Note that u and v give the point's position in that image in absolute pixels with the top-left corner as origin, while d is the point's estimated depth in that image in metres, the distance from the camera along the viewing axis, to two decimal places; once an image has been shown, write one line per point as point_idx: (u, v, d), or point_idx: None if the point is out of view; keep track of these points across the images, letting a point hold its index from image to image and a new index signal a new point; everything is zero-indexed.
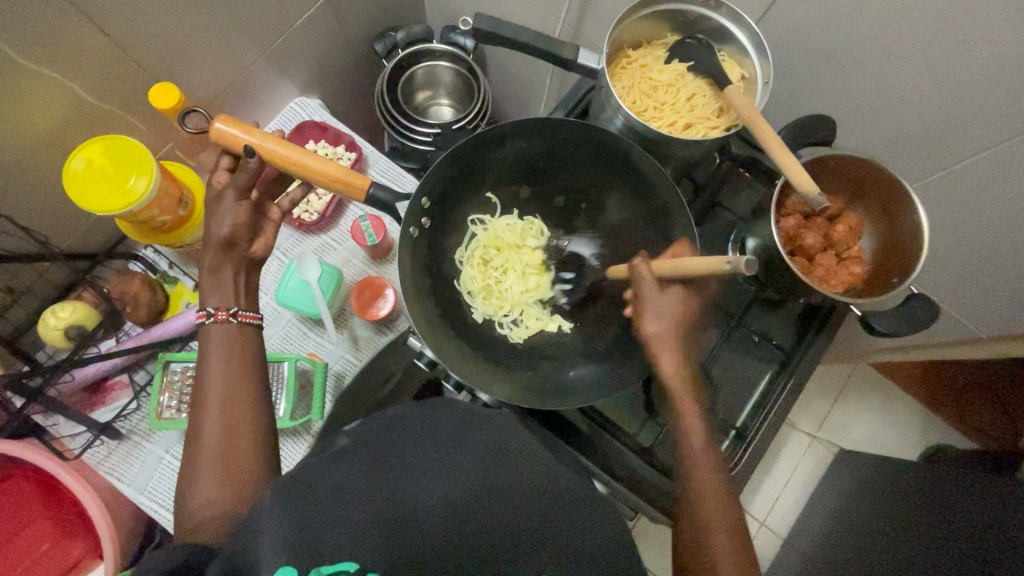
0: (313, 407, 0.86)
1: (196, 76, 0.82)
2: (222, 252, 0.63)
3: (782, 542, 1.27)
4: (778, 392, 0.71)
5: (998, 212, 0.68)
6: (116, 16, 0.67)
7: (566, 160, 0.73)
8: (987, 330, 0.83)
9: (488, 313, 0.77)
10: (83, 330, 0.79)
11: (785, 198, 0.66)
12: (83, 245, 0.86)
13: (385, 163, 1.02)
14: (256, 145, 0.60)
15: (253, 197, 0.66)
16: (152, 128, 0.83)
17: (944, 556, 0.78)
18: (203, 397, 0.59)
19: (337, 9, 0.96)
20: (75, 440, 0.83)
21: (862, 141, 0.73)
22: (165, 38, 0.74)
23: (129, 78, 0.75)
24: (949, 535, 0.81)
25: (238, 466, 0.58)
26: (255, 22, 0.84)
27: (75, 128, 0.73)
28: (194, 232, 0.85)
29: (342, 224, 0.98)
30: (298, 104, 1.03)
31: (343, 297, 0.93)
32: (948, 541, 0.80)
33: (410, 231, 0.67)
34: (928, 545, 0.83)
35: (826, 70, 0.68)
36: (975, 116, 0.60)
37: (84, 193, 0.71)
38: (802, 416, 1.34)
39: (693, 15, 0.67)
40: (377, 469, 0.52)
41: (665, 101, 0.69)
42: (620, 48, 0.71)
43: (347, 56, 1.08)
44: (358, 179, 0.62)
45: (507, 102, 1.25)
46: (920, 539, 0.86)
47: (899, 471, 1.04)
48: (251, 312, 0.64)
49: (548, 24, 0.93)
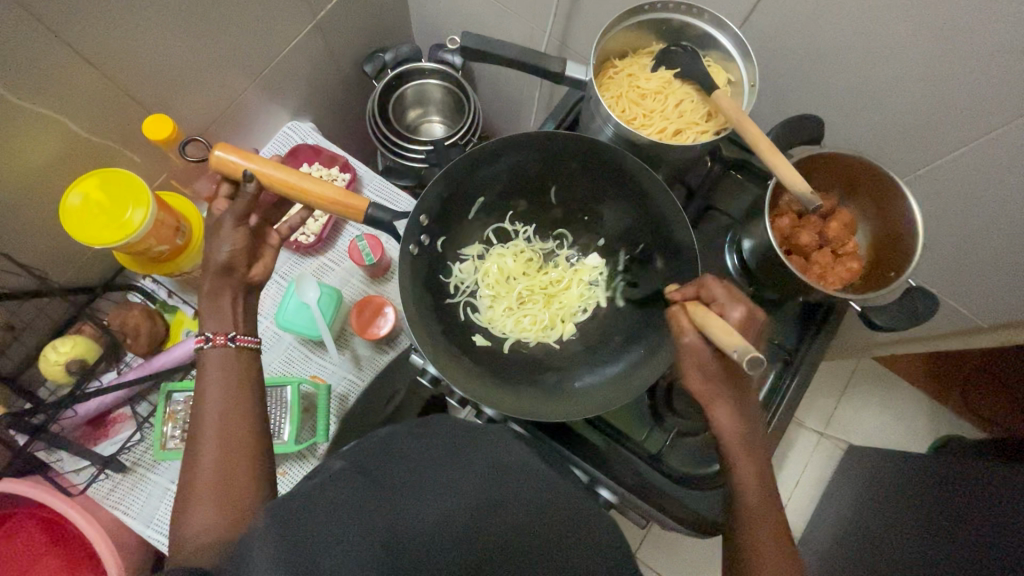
0: (317, 430, 0.86)
1: (189, 105, 0.83)
2: (220, 276, 0.63)
3: (796, 543, 1.28)
4: (782, 392, 0.71)
5: (989, 204, 0.68)
6: (106, 51, 0.68)
7: (562, 171, 0.74)
8: (986, 319, 0.84)
9: (484, 272, 0.80)
10: (84, 365, 0.78)
11: (776, 199, 0.67)
12: (82, 279, 0.86)
13: (380, 182, 1.03)
14: (257, 170, 0.61)
15: (252, 223, 0.66)
16: (146, 158, 0.83)
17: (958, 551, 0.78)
18: (201, 423, 0.59)
19: (325, 32, 0.97)
20: (80, 475, 0.83)
21: (850, 138, 0.74)
22: (156, 70, 0.75)
23: (121, 110, 0.75)
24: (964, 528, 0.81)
25: (237, 491, 0.58)
26: (244, 49, 0.85)
27: (70, 162, 0.73)
28: (192, 260, 0.85)
29: (339, 244, 0.98)
30: (291, 128, 1.04)
31: (344, 317, 0.93)
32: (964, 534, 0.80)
33: (410, 249, 0.67)
34: (944, 538, 0.83)
35: (811, 69, 0.69)
36: (959, 108, 0.61)
37: (82, 228, 0.71)
38: (808, 415, 1.35)
39: (677, 23, 0.68)
40: (380, 493, 0.52)
41: (654, 108, 0.69)
42: (606, 60, 0.72)
43: (338, 79, 1.10)
44: (355, 200, 0.63)
45: (497, 116, 1.27)
46: (933, 533, 0.86)
47: (912, 465, 1.03)
48: (249, 335, 0.64)
49: (534, 38, 0.94)
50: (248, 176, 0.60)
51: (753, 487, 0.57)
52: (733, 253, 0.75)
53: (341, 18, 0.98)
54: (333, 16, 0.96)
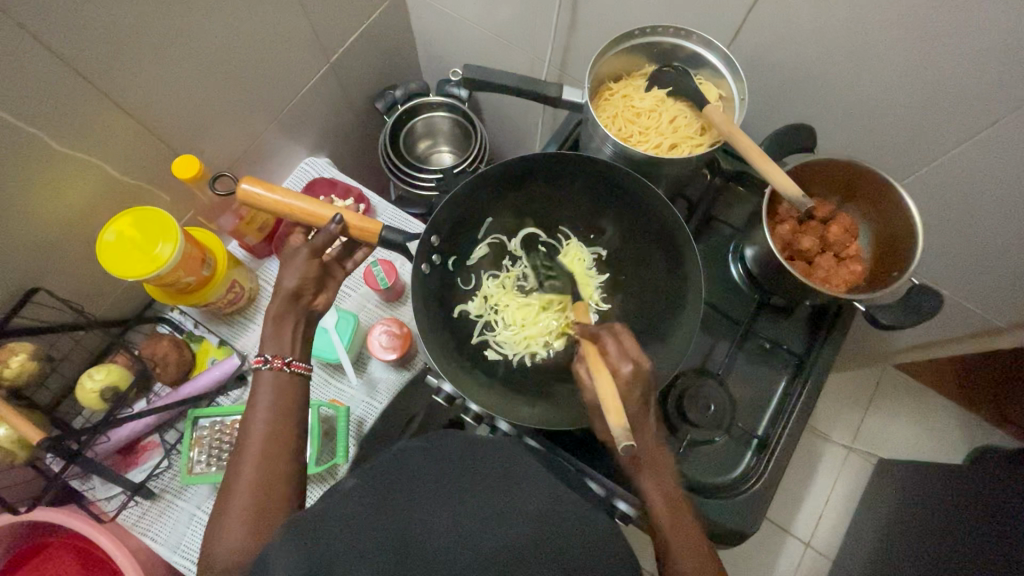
0: (337, 452, 0.87)
1: (214, 145, 0.89)
2: (283, 302, 0.67)
3: (830, 563, 1.24)
4: (795, 397, 0.71)
5: (987, 202, 0.69)
6: (140, 99, 0.74)
7: (564, 189, 0.77)
8: (1003, 319, 0.83)
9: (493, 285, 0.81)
10: (117, 391, 0.82)
11: (775, 207, 0.69)
12: (116, 311, 0.90)
13: (392, 210, 1.07)
14: (347, 218, 0.66)
15: (325, 258, 0.70)
16: (175, 197, 0.89)
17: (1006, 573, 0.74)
18: (246, 442, 0.62)
19: (338, 72, 1.03)
20: (111, 502, 0.85)
21: (845, 145, 0.76)
22: (184, 113, 0.81)
23: (151, 151, 0.80)
24: (1008, 540, 0.79)
25: (269, 509, 0.59)
26: (264, 91, 0.91)
27: (106, 202, 0.79)
28: (218, 290, 0.89)
29: (355, 271, 1.02)
30: (309, 163, 1.10)
31: (361, 340, 0.96)
32: (1010, 555, 0.76)
33: (422, 268, 0.71)
34: (989, 561, 0.79)
35: (800, 81, 0.72)
36: (947, 110, 0.63)
37: (116, 263, 0.75)
38: (833, 428, 1.33)
39: (667, 46, 0.71)
40: (397, 503, 0.53)
41: (649, 125, 0.72)
42: (601, 83, 0.75)
43: (352, 116, 1.16)
44: (372, 225, 0.67)
45: (504, 144, 1.32)
46: (978, 550, 0.82)
47: (947, 477, 1.00)
48: (303, 361, 0.67)
49: (535, 68, 0.99)
50: (339, 221, 0.65)
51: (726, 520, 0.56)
52: (737, 262, 0.76)
53: (353, 59, 1.05)
54: (345, 57, 1.03)
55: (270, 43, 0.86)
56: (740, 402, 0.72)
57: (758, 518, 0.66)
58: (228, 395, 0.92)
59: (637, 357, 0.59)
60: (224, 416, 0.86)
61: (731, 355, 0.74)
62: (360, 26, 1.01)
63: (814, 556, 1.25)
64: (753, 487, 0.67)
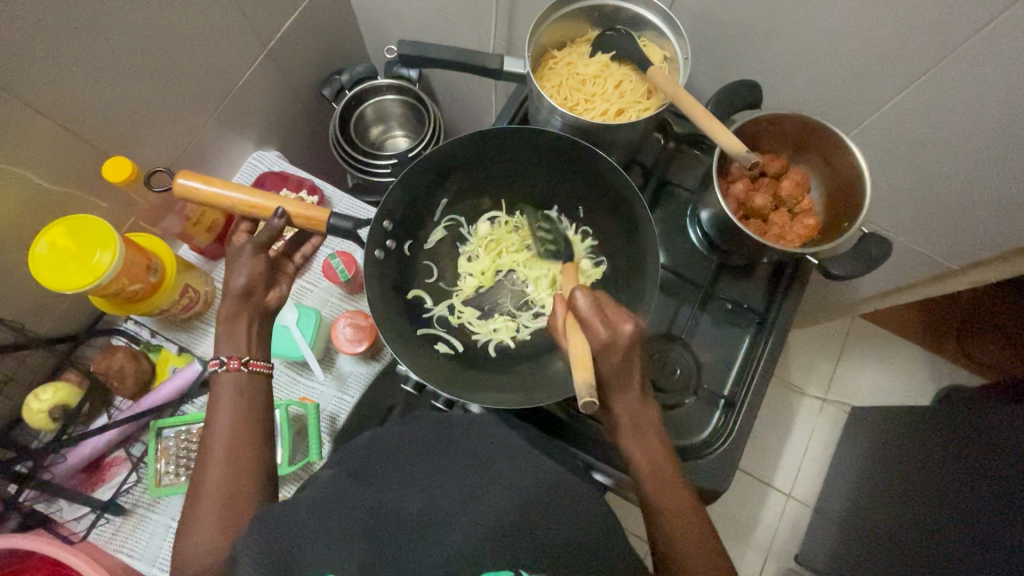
0: (310, 449, 0.86)
1: (150, 145, 0.85)
2: (231, 306, 0.64)
3: (811, 511, 1.28)
4: (758, 354, 0.72)
5: (932, 148, 0.70)
6: (62, 103, 0.69)
7: (515, 166, 0.75)
8: (958, 262, 0.85)
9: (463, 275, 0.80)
10: (67, 410, 0.79)
11: (727, 167, 0.68)
12: (61, 328, 0.86)
13: (348, 200, 1.04)
14: (290, 210, 0.64)
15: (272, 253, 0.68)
16: (115, 203, 0.84)
17: (996, 508, 0.76)
18: (210, 445, 0.60)
19: (276, 59, 0.99)
20: (80, 522, 0.83)
21: (793, 100, 0.76)
22: (113, 115, 0.76)
23: (82, 157, 0.76)
24: (978, 478, 0.81)
25: (239, 512, 0.57)
26: (198, 85, 0.87)
27: (37, 213, 0.74)
28: (169, 296, 0.86)
29: (314, 266, 1.00)
30: (256, 158, 1.07)
31: (325, 336, 0.94)
32: (992, 488, 0.78)
33: (375, 253, 0.69)
34: (974, 496, 0.81)
35: (745, 38, 0.71)
36: (888, 57, 0.63)
37: (51, 276, 0.72)
38: (808, 381, 1.37)
39: (608, 8, 0.69)
40: (365, 494, 0.52)
41: (594, 92, 0.71)
42: (545, 52, 0.73)
43: (298, 106, 1.12)
44: (317, 213, 0.65)
45: (461, 123, 1.29)
46: (957, 485, 0.85)
47: (918, 418, 1.03)
48: (262, 359, 0.65)
49: (482, 41, 0.96)
50: (281, 214, 0.63)
51: (684, 506, 0.56)
52: (695, 227, 0.76)
53: (292, 45, 1.00)
54: (282, 43, 0.98)
55: (201, 33, 0.82)
56: (705, 363, 0.73)
57: (728, 475, 0.67)
58: (194, 403, 0.89)
59: (618, 319, 0.58)
60: (188, 426, 0.83)
61: (694, 318, 0.74)
62: (295, 9, 0.96)
63: (797, 507, 1.29)
64: (722, 447, 0.68)
